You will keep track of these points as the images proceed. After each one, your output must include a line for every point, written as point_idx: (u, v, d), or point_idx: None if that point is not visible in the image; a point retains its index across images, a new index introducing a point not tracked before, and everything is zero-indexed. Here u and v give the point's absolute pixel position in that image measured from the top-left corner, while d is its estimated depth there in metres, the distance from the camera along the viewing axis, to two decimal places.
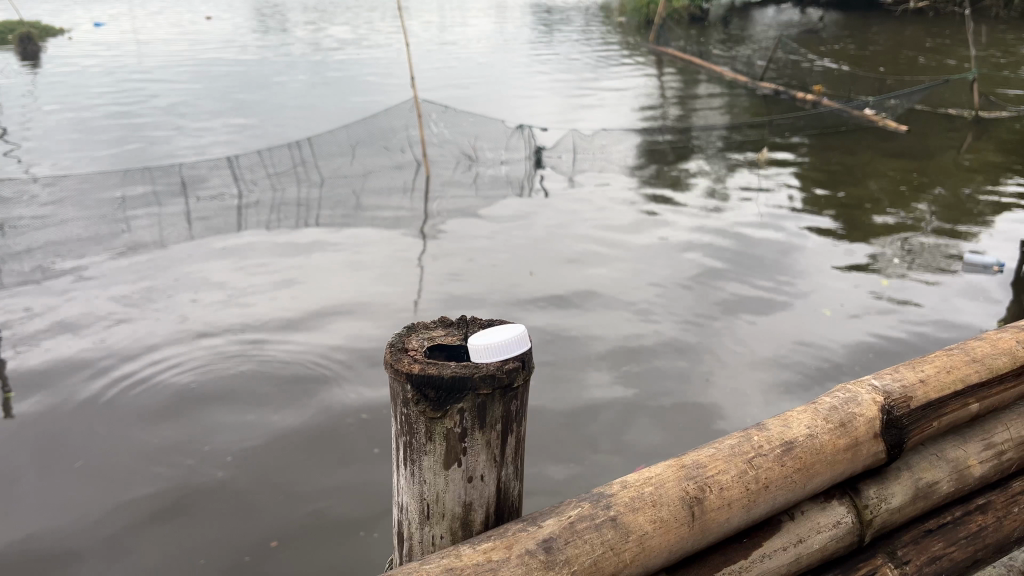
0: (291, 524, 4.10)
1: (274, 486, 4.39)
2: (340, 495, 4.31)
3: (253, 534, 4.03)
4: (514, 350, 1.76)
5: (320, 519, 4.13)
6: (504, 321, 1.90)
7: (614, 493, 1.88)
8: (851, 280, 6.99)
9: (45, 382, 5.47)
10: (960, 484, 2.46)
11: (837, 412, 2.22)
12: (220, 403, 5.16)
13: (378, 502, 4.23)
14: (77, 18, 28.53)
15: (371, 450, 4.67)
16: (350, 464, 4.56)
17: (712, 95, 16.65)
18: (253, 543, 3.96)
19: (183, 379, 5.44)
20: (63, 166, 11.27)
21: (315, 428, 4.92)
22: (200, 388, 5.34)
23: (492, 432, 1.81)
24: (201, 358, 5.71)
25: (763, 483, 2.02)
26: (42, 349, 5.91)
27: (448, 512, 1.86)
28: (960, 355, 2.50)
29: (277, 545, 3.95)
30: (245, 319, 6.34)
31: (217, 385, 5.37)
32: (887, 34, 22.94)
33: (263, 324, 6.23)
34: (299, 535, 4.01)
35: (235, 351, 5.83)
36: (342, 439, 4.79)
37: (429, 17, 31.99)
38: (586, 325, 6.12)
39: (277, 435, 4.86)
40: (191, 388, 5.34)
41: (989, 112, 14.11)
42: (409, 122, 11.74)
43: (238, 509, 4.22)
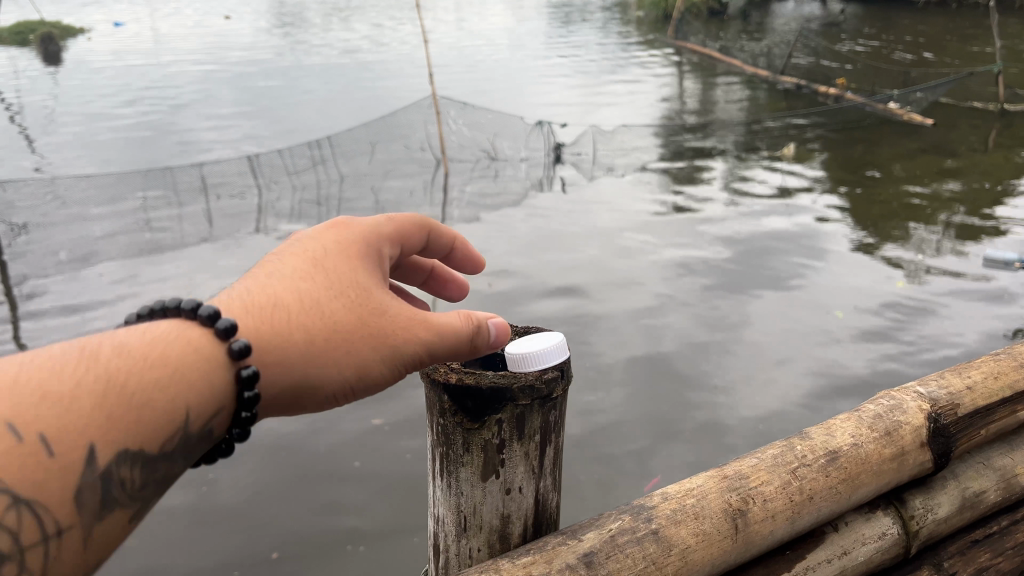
0: (283, 538, 3.82)
1: (267, 495, 4.12)
2: (330, 508, 4.02)
3: (252, 542, 3.79)
4: (552, 359, 1.72)
5: (320, 529, 3.87)
6: (542, 330, 1.85)
7: (656, 505, 1.83)
8: (874, 276, 6.91)
9: None
10: (1007, 493, 2.38)
11: (882, 420, 2.16)
12: None
13: (367, 520, 3.94)
14: (97, 19, 28.82)
15: (353, 462, 4.37)
16: (344, 470, 4.30)
17: (735, 90, 16.47)
18: (251, 552, 3.73)
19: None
20: (84, 166, 11.38)
21: (300, 435, 4.63)
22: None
23: (531, 443, 1.77)
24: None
25: (808, 494, 1.97)
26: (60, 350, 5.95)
27: (485, 524, 1.83)
28: (1007, 360, 2.43)
29: (277, 557, 3.70)
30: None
31: None
32: (911, 27, 22.65)
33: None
34: (295, 550, 3.74)
35: None
36: (329, 444, 4.52)
37: (444, 15, 32.03)
38: (604, 323, 6.05)
39: (259, 444, 4.55)
40: None
41: (1015, 105, 13.88)
42: (428, 120, 11.87)
43: (224, 523, 3.92)
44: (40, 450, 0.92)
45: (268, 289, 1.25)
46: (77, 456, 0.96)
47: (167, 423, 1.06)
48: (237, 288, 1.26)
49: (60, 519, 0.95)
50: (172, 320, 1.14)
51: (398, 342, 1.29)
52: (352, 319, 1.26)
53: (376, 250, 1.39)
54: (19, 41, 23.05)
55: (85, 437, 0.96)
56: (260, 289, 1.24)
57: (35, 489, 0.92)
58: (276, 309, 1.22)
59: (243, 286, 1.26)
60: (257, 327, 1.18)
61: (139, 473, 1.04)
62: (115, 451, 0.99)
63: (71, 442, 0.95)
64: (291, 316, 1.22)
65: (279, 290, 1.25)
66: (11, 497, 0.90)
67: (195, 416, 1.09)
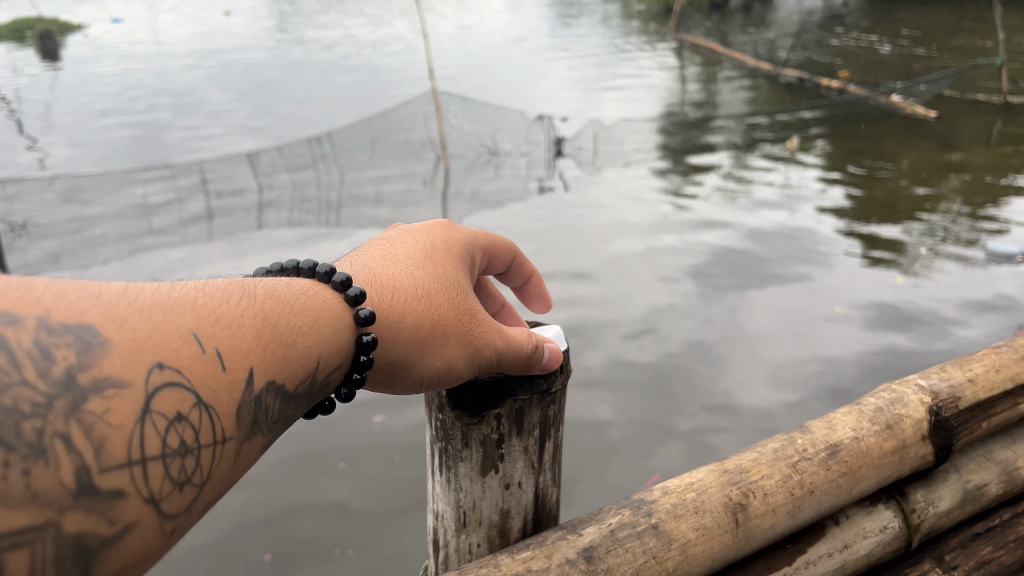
0: (277, 539, 3.81)
1: (256, 496, 4.10)
2: (321, 509, 4.02)
3: (245, 544, 3.78)
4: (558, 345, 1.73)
5: (313, 533, 3.86)
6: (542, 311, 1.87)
7: (656, 500, 1.83)
8: (877, 269, 6.90)
9: None
10: (1009, 486, 2.37)
11: (882, 413, 2.15)
12: None
13: (358, 520, 3.95)
14: (95, 16, 28.75)
15: (338, 464, 4.36)
16: (330, 473, 4.28)
17: (736, 84, 16.42)
18: (244, 554, 3.72)
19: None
20: (84, 163, 11.37)
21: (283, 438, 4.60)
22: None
23: (530, 438, 1.78)
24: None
25: (809, 489, 1.96)
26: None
27: (484, 520, 1.83)
28: (1009, 353, 2.42)
29: (272, 558, 3.69)
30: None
31: None
32: (912, 19, 22.58)
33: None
34: (291, 550, 3.75)
35: None
36: (314, 447, 4.51)
37: (444, 10, 31.95)
38: (605, 317, 6.06)
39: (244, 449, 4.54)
40: None
41: (1018, 97, 13.83)
42: (428, 117, 11.93)
43: (217, 526, 3.91)
44: (213, 359, 0.91)
45: (386, 273, 1.31)
46: (243, 374, 0.94)
47: (303, 367, 1.06)
48: (353, 265, 1.32)
49: (225, 430, 0.91)
50: (307, 280, 1.17)
51: (484, 346, 1.38)
52: (454, 314, 1.34)
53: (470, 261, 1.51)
54: (16, 39, 22.95)
55: (250, 359, 0.95)
56: (376, 271, 1.31)
57: (211, 394, 0.89)
58: (394, 289, 1.28)
59: (358, 264, 1.32)
60: (379, 301, 1.25)
61: (276, 410, 1.01)
62: (269, 382, 0.98)
63: (238, 359, 0.94)
64: (408, 300, 1.28)
65: (391, 274, 1.32)
66: (191, 398, 0.87)
67: (324, 367, 1.10)
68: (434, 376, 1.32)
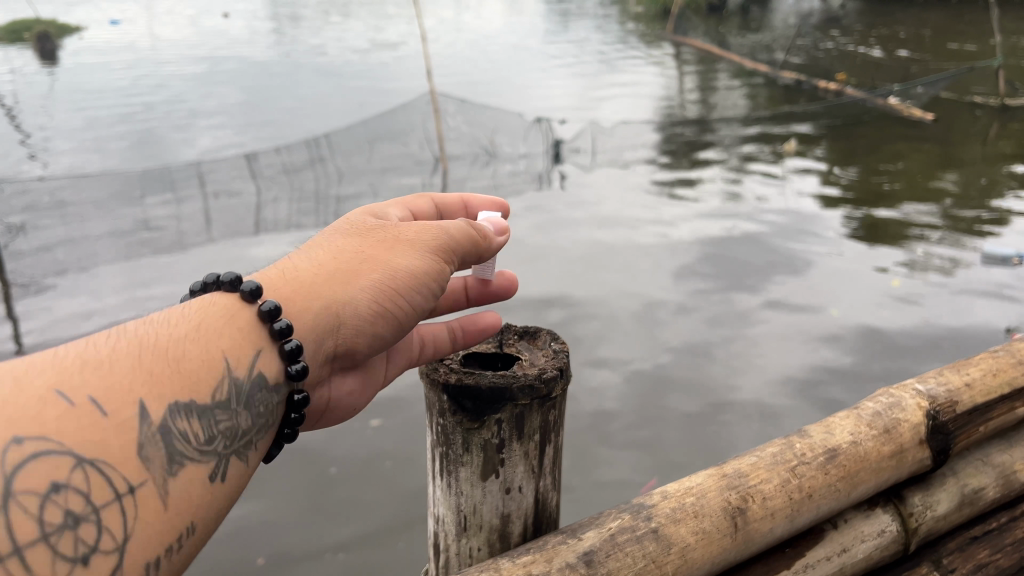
0: (271, 541, 3.85)
1: (249, 500, 4.12)
2: (312, 513, 4.03)
3: (239, 548, 3.81)
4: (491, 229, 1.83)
5: (305, 537, 3.88)
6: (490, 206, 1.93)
7: (655, 504, 1.84)
8: (873, 271, 6.92)
9: None
10: (1005, 489, 2.39)
11: (881, 417, 2.16)
12: None
13: (350, 524, 3.96)
14: (91, 18, 28.64)
15: (329, 468, 4.36)
16: (322, 477, 4.29)
17: (734, 86, 16.45)
18: (237, 558, 3.75)
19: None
20: (81, 166, 11.34)
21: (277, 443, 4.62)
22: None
23: (531, 442, 1.79)
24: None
25: (807, 492, 1.97)
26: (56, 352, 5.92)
27: (485, 524, 1.84)
28: (1005, 357, 2.44)
29: (265, 561, 3.73)
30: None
31: None
32: (910, 21, 22.62)
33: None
34: (284, 553, 3.77)
35: None
36: (307, 452, 4.51)
37: (442, 12, 31.91)
38: (601, 318, 6.08)
39: None
40: None
41: (1015, 99, 13.89)
42: (426, 120, 11.94)
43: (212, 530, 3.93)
44: (96, 409, 1.10)
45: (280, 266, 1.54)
46: (131, 410, 1.13)
47: (208, 380, 1.27)
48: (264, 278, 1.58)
49: (129, 477, 1.10)
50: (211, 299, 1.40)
51: (403, 260, 1.53)
52: (352, 260, 1.52)
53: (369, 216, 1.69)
54: (14, 41, 22.96)
55: (135, 393, 1.15)
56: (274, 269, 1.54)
57: (98, 446, 1.08)
58: (294, 270, 1.50)
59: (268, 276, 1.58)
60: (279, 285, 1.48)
61: (197, 422, 1.24)
62: (168, 406, 1.19)
63: (124, 399, 1.13)
64: (308, 270, 1.50)
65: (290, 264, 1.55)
66: (74, 460, 1.04)
67: (236, 365, 1.33)
68: (375, 305, 1.50)
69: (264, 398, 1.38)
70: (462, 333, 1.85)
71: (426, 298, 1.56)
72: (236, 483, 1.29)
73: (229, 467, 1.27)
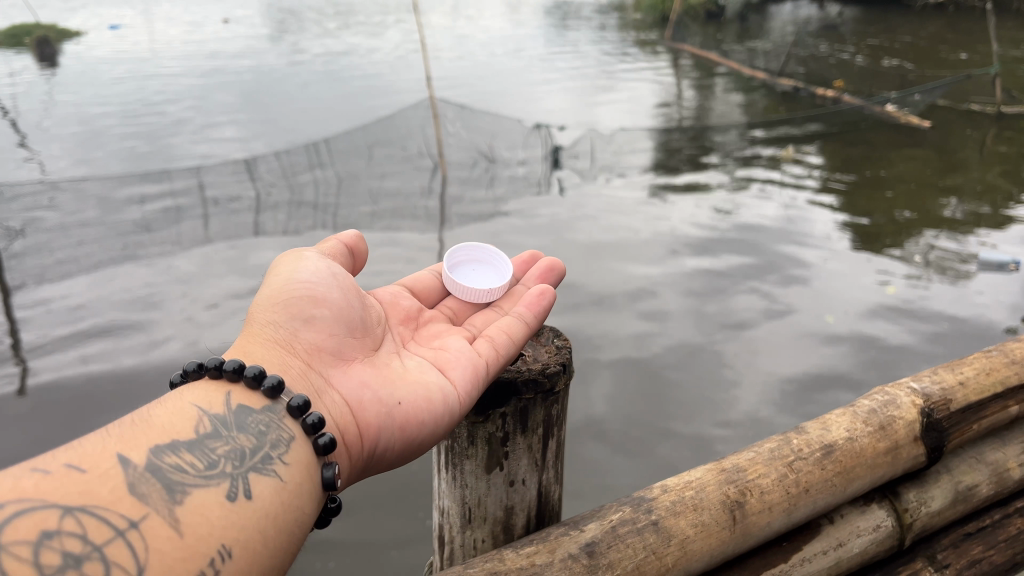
0: None
1: None
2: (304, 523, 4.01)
3: None
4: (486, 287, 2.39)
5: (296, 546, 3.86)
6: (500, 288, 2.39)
7: (656, 497, 1.89)
8: (868, 278, 6.99)
9: (62, 383, 5.56)
10: (999, 487, 2.43)
11: (876, 414, 2.21)
12: None
13: (340, 533, 3.93)
14: (91, 22, 28.66)
15: None
16: None
17: (732, 93, 16.54)
18: None
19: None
20: (81, 170, 11.37)
21: None
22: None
23: (534, 436, 1.88)
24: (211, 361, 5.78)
25: (804, 487, 2.01)
26: (56, 357, 5.94)
27: (489, 515, 1.95)
28: (999, 357, 2.48)
29: None
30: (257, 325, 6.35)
31: None
32: (906, 30, 22.76)
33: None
34: None
35: None
36: None
37: (441, 18, 31.98)
38: (600, 323, 6.14)
39: None
40: None
41: (1012, 108, 13.98)
42: (426, 126, 12.00)
43: None
44: (73, 470, 1.30)
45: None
46: (109, 463, 1.35)
47: (187, 426, 1.51)
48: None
49: (128, 514, 1.28)
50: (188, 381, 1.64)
51: (275, 274, 1.87)
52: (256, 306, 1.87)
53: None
54: (13, 45, 22.97)
55: (106, 453, 1.37)
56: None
57: (83, 494, 1.27)
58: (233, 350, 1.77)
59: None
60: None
61: (189, 458, 1.45)
62: (147, 453, 1.40)
63: (98, 454, 1.36)
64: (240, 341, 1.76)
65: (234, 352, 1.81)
66: (58, 510, 1.22)
67: (207, 407, 1.57)
68: (280, 304, 1.80)
69: (266, 423, 1.59)
70: (526, 307, 1.97)
71: (312, 272, 1.84)
72: (261, 494, 1.45)
73: (247, 484, 1.45)
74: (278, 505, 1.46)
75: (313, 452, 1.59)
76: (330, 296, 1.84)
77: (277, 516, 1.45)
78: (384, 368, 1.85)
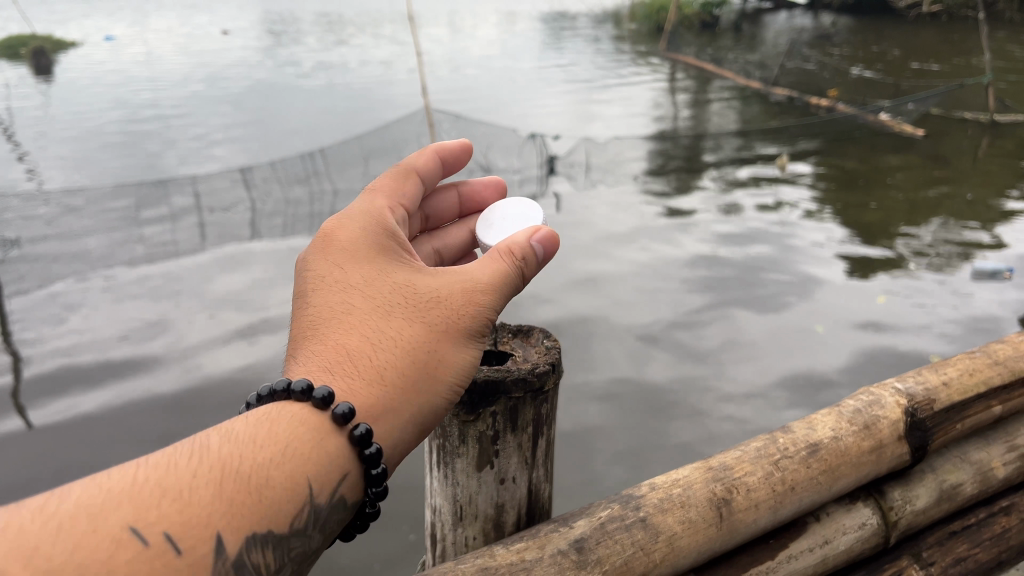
0: None
1: None
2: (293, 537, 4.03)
3: None
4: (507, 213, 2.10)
5: None
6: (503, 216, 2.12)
7: (644, 495, 1.92)
8: (862, 285, 7.06)
9: (57, 396, 5.62)
10: (984, 486, 2.47)
11: (860, 414, 2.25)
12: (196, 405, 5.42)
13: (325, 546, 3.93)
14: (87, 33, 28.76)
15: None
16: None
17: (726, 102, 16.71)
18: None
19: (188, 404, 5.43)
20: (76, 180, 11.42)
21: None
22: (212, 412, 5.35)
23: (524, 434, 1.92)
24: (208, 379, 5.74)
25: (790, 485, 2.05)
26: (49, 372, 5.92)
27: (481, 513, 1.99)
28: (983, 357, 2.53)
29: None
30: (253, 340, 6.33)
31: (199, 387, 5.63)
32: (900, 38, 22.95)
33: (264, 342, 6.26)
34: None
35: (242, 364, 5.93)
36: None
37: (437, 28, 32.16)
38: (594, 331, 6.20)
39: None
40: (182, 392, 5.58)
41: (1004, 116, 14.11)
42: (421, 134, 12.07)
43: None
44: (168, 549, 1.09)
45: (331, 322, 1.44)
46: (204, 547, 1.13)
47: (287, 510, 1.24)
48: (297, 331, 1.48)
49: None
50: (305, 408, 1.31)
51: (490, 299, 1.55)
52: (440, 308, 1.49)
53: (398, 250, 1.61)
54: (10, 56, 23.02)
55: (209, 528, 1.14)
56: (319, 326, 1.45)
57: None
58: (415, 380, 1.42)
59: (297, 330, 1.48)
60: (368, 357, 1.40)
61: (271, 554, 1.24)
62: (241, 539, 1.17)
63: (201, 532, 1.13)
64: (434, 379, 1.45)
65: (390, 364, 1.40)
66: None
67: (319, 490, 1.29)
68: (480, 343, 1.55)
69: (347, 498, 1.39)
70: None
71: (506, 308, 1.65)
72: None
73: None
74: None
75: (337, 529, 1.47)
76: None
77: None
78: None
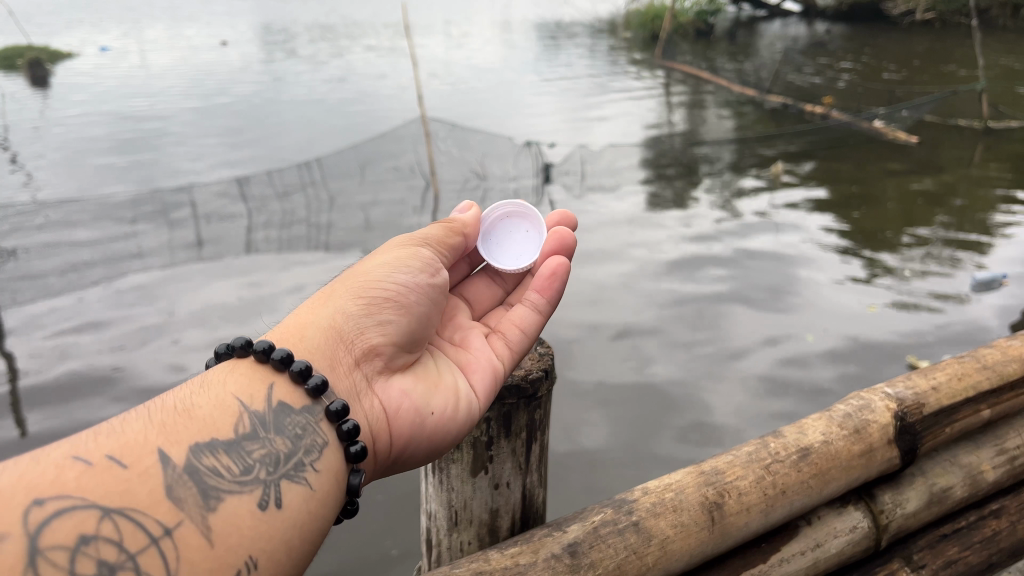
0: None
1: None
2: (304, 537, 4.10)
3: None
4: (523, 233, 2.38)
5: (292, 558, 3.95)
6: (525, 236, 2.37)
7: (637, 500, 1.94)
8: (854, 292, 7.13)
9: (54, 410, 5.64)
10: (973, 489, 2.49)
11: (851, 419, 2.29)
12: None
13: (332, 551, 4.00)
14: (80, 45, 28.73)
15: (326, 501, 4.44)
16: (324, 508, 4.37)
17: (722, 109, 16.81)
18: None
19: None
20: (73, 190, 11.44)
21: None
22: None
23: (518, 439, 1.97)
24: None
25: (780, 489, 2.08)
26: (47, 385, 5.94)
27: (475, 519, 2.02)
28: (971, 363, 2.57)
29: None
30: None
31: None
32: (894, 45, 23.12)
33: None
34: None
35: None
36: None
37: (432, 38, 32.28)
38: (589, 336, 6.25)
39: None
40: None
41: (997, 122, 14.22)
42: (417, 143, 12.10)
43: None
44: (114, 464, 1.28)
45: None
46: (150, 459, 1.32)
47: (227, 422, 1.46)
48: None
49: (164, 519, 1.26)
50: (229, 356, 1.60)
51: (382, 253, 1.87)
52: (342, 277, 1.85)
53: None
54: (4, 67, 22.99)
55: (149, 446, 1.34)
56: None
57: (120, 495, 1.24)
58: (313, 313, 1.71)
59: None
60: None
61: (227, 458, 1.42)
62: (186, 451, 1.37)
63: (137, 450, 1.32)
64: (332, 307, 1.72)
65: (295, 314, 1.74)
66: (98, 512, 1.21)
67: (250, 399, 1.53)
68: (388, 273, 1.80)
69: (302, 425, 1.55)
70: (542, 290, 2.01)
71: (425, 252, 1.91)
72: (292, 503, 1.42)
73: (279, 492, 1.42)
74: (305, 512, 1.43)
75: (345, 459, 1.57)
76: (420, 304, 1.81)
77: (303, 523, 1.42)
78: (425, 366, 1.83)
